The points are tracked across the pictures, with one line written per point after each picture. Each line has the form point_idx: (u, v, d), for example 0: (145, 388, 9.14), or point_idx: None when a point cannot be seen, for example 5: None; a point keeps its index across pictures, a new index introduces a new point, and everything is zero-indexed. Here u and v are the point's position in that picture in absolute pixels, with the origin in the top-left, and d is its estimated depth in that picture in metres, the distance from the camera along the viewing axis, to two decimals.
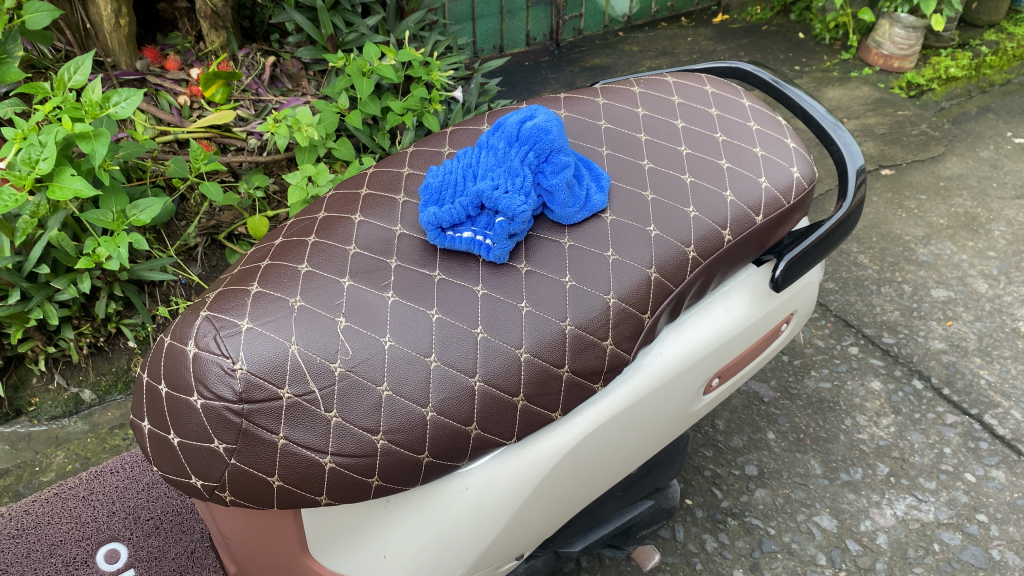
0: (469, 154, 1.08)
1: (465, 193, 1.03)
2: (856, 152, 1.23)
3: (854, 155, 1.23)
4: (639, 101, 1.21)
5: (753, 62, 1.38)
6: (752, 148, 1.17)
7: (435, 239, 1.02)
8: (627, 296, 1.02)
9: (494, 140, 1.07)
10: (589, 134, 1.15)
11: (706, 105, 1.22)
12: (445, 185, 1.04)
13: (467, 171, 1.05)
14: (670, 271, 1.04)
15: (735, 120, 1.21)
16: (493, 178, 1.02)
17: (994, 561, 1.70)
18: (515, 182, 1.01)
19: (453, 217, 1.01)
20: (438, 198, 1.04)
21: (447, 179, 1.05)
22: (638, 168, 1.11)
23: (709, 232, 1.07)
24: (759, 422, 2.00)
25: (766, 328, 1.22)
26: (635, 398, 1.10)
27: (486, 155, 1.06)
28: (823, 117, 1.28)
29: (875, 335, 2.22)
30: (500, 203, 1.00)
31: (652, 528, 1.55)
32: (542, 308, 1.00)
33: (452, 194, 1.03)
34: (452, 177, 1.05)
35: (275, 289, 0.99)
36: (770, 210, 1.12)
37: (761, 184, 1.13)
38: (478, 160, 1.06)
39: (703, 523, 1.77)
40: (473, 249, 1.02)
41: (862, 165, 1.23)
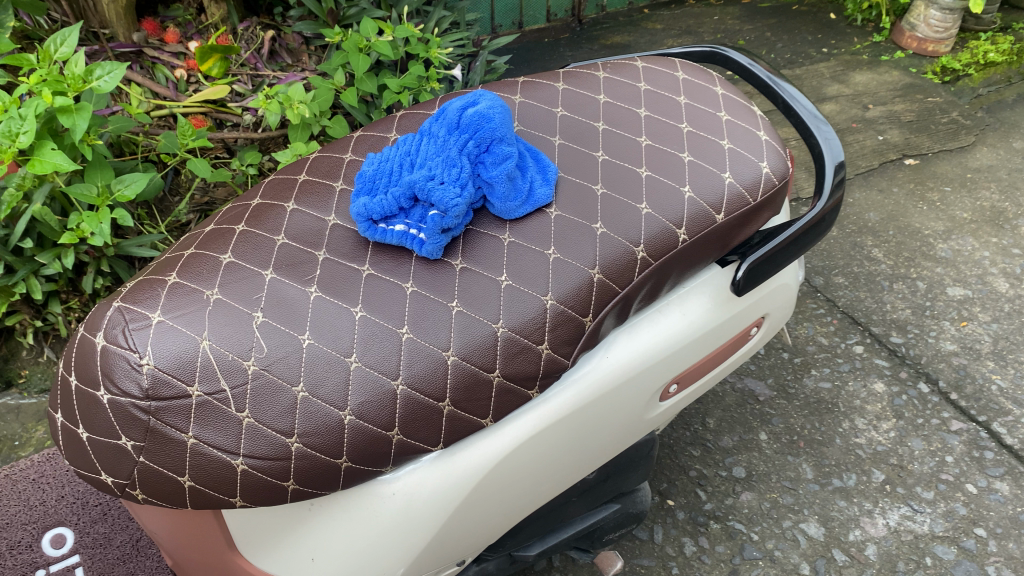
0: (411, 140, 1.02)
1: (398, 183, 0.97)
2: (838, 146, 1.15)
3: (835, 150, 1.15)
4: (602, 86, 1.14)
5: (736, 47, 1.30)
6: (720, 141, 1.09)
7: (366, 232, 0.97)
8: (567, 298, 0.96)
9: (437, 125, 1.01)
10: (543, 121, 1.08)
11: (674, 93, 1.14)
12: (380, 174, 0.99)
13: (405, 159, 0.99)
14: (616, 272, 0.98)
15: (704, 109, 1.13)
16: (431, 168, 0.96)
17: None
18: (451, 173, 0.95)
19: (385, 209, 0.95)
20: (371, 189, 0.98)
21: (383, 168, 0.99)
22: (591, 160, 1.04)
23: (661, 230, 1.00)
24: (752, 422, 1.92)
25: (730, 333, 1.15)
26: (578, 404, 1.04)
27: (427, 142, 1.00)
28: (807, 111, 1.20)
29: (883, 334, 2.12)
30: (432, 195, 0.94)
31: (622, 532, 1.49)
32: (474, 308, 0.94)
33: (386, 184, 0.98)
34: (389, 165, 1.00)
35: (193, 280, 0.94)
36: (734, 208, 1.05)
37: (724, 179, 1.05)
38: (417, 148, 1.00)
39: (684, 526, 1.71)
40: (406, 243, 0.96)
41: (843, 161, 1.15)
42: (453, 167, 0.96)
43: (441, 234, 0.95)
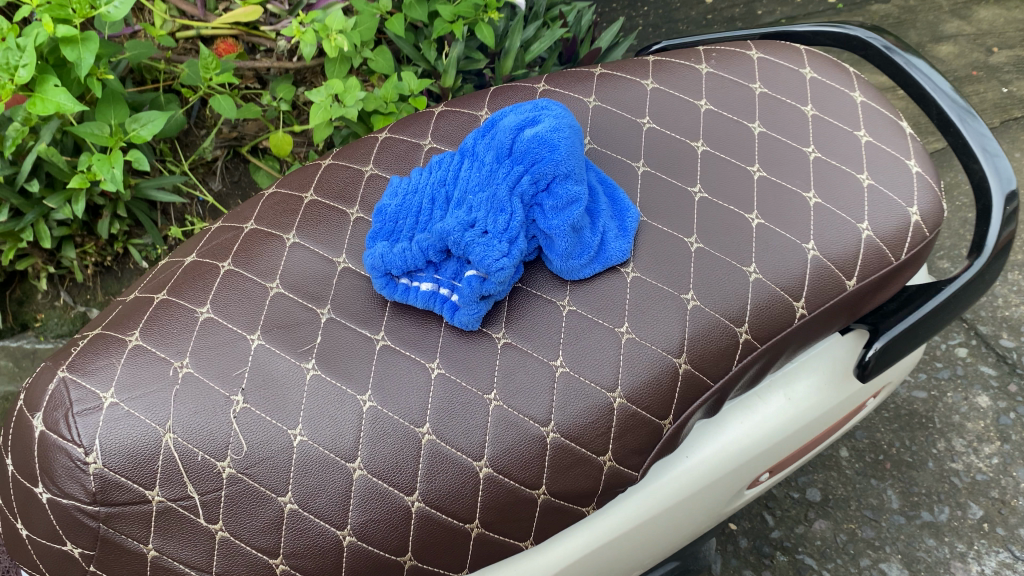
0: (449, 163, 0.78)
1: (427, 229, 0.74)
2: (1007, 170, 0.86)
3: (1006, 176, 0.86)
4: (705, 87, 0.87)
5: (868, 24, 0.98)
6: (857, 175, 0.82)
7: (382, 289, 0.74)
8: (642, 395, 0.73)
9: (483, 144, 0.76)
10: (624, 137, 0.82)
11: (798, 100, 0.87)
12: (405, 211, 0.76)
13: (438, 190, 0.76)
14: (708, 361, 0.74)
15: (838, 124, 0.85)
16: (470, 209, 0.73)
17: None
18: (497, 220, 0.72)
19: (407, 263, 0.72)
20: (391, 231, 0.75)
21: (410, 200, 0.76)
22: (685, 197, 0.79)
23: (772, 303, 0.76)
24: None
25: (845, 413, 0.90)
26: (652, 514, 0.80)
27: (469, 168, 0.76)
28: (950, 99, 0.90)
29: (991, 335, 1.78)
30: (470, 249, 0.71)
31: None
32: (519, 404, 0.72)
33: (411, 224, 0.75)
34: (418, 196, 0.76)
35: (160, 343, 0.73)
36: (869, 270, 0.79)
37: (861, 232, 0.80)
38: (455, 177, 0.76)
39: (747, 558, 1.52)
40: (432, 306, 0.74)
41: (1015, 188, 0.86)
42: (499, 211, 0.72)
43: (479, 301, 0.72)
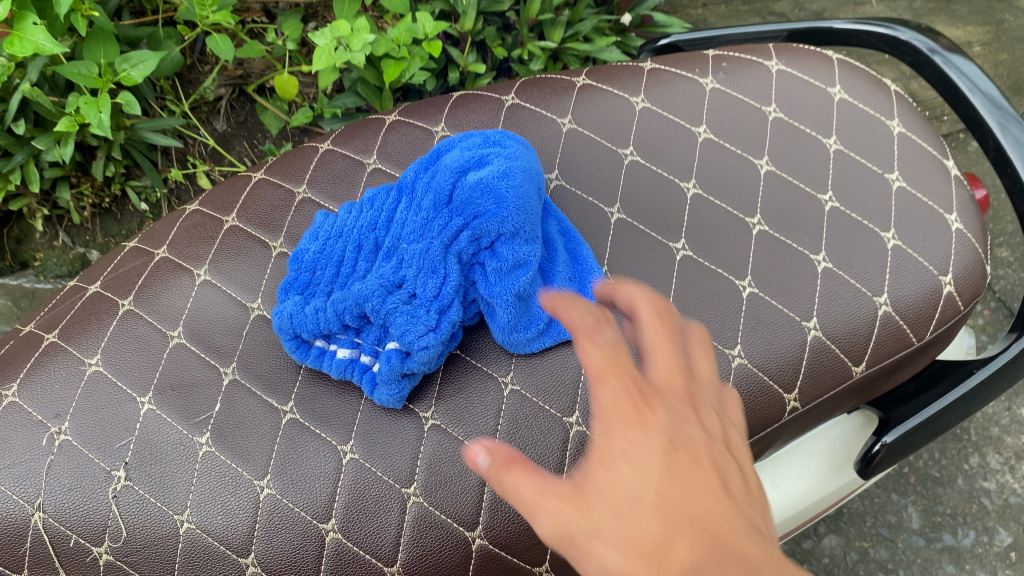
0: (382, 201, 0.65)
1: (347, 288, 0.62)
2: None
3: None
4: (707, 108, 0.72)
5: (922, 27, 0.80)
6: (882, 233, 0.67)
7: (292, 353, 0.63)
8: None
9: (422, 183, 0.64)
10: (600, 173, 0.68)
11: (820, 130, 0.71)
12: (324, 260, 0.64)
13: (366, 237, 0.64)
14: None
15: (865, 164, 0.70)
16: (397, 266, 0.61)
17: None
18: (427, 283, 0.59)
19: (319, 327, 0.61)
20: (306, 283, 0.64)
21: (334, 246, 0.64)
22: (663, 255, 0.65)
23: (759, 396, 0.63)
24: None
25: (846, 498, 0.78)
26: None
27: (404, 212, 0.64)
28: (998, 117, 0.74)
29: None
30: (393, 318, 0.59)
31: None
32: (442, 503, 0.61)
33: (332, 278, 0.63)
34: (343, 241, 0.64)
35: (39, 400, 0.64)
36: (882, 353, 0.66)
37: (877, 307, 0.65)
38: (387, 220, 0.64)
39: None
40: (349, 377, 0.62)
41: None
42: (431, 273, 0.60)
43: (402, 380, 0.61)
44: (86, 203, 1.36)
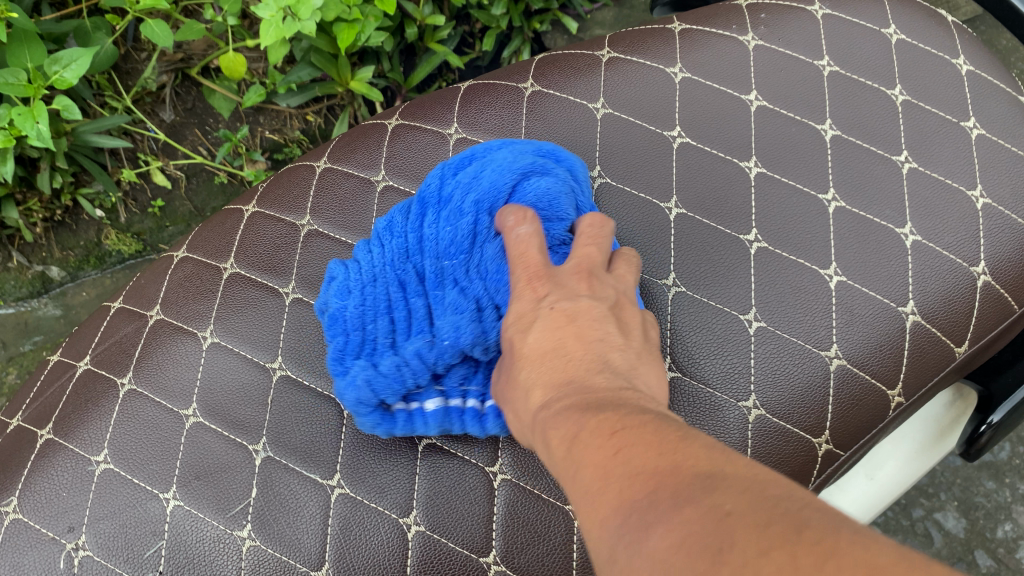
0: (417, 219, 0.55)
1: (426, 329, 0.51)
2: None
3: None
4: (753, 71, 0.63)
5: None
6: (969, 191, 0.60)
7: (373, 426, 0.52)
8: None
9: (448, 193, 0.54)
10: (647, 163, 0.60)
11: (882, 81, 0.63)
12: (381, 305, 0.53)
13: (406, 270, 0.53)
14: None
15: (938, 113, 0.62)
16: (462, 291, 0.50)
17: None
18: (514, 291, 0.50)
19: (406, 384, 0.50)
20: (360, 343, 0.52)
21: (372, 293, 0.53)
22: (735, 251, 0.57)
23: (863, 397, 0.55)
24: None
25: None
26: None
27: (438, 229, 0.53)
28: None
29: None
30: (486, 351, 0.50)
31: None
32: (528, 569, 0.53)
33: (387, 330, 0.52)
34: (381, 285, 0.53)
35: (47, 512, 0.55)
36: (986, 326, 0.59)
37: (975, 276, 0.58)
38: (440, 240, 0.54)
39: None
40: (448, 429, 0.53)
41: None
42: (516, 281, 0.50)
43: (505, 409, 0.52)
44: (35, 220, 1.14)
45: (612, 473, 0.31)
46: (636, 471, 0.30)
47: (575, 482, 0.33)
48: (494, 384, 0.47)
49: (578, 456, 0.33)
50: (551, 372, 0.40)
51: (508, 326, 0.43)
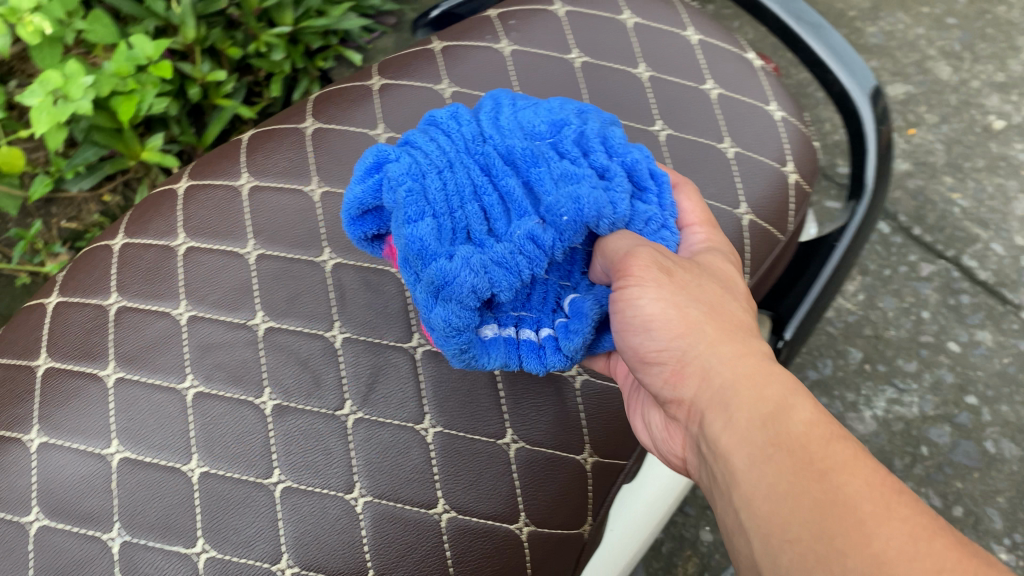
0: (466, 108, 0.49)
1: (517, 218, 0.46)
2: (864, 68, 0.73)
3: (862, 74, 0.73)
4: (513, 73, 0.68)
5: None
6: (719, 145, 0.67)
7: (452, 340, 0.44)
8: (548, 515, 0.58)
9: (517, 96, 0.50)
10: None
11: (627, 62, 0.70)
12: (451, 192, 0.45)
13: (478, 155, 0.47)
14: (614, 438, 0.60)
15: (680, 82, 0.69)
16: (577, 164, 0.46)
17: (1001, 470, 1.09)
18: (645, 180, 0.49)
19: (520, 277, 0.44)
20: (447, 232, 0.45)
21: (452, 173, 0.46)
22: None
23: None
24: None
25: None
26: None
27: (511, 119, 0.48)
28: None
29: None
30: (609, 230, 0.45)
31: None
32: None
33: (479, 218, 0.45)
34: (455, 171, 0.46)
35: None
36: (761, 255, 0.66)
37: (740, 217, 0.65)
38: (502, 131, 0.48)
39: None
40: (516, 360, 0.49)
41: (876, 85, 0.73)
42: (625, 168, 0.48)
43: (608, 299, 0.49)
44: None
45: (907, 511, 0.35)
46: (906, 495, 0.36)
47: (827, 483, 0.36)
48: (665, 264, 0.44)
49: (831, 446, 0.37)
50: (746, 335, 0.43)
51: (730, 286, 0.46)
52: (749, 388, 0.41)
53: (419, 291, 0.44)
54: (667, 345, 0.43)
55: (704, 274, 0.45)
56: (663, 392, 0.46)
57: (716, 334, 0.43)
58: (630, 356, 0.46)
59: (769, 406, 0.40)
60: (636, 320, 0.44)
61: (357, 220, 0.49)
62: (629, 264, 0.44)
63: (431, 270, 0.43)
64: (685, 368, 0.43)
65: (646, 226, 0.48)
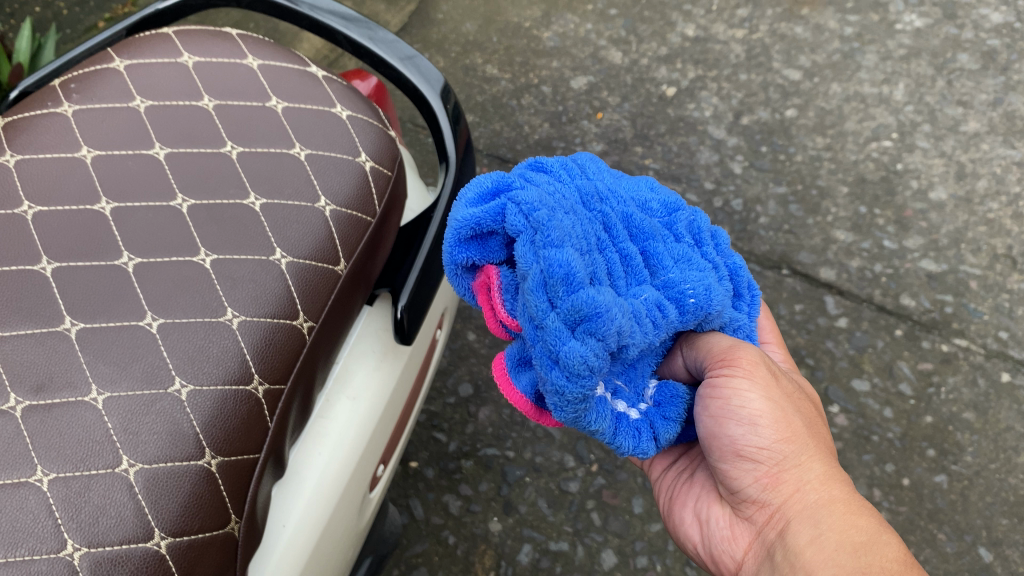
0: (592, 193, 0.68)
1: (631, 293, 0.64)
2: (430, 69, 0.90)
3: (429, 74, 0.89)
4: (78, 132, 0.72)
5: None
6: (290, 151, 0.74)
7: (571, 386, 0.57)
8: (185, 522, 0.60)
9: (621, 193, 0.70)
10: (9, 240, 0.65)
11: (190, 97, 0.75)
12: (580, 237, 0.61)
13: (598, 212, 0.67)
14: (237, 435, 0.64)
15: (244, 104, 0.76)
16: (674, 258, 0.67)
17: (825, 330, 1.44)
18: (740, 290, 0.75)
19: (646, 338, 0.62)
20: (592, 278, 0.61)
21: (578, 220, 0.63)
22: (115, 275, 0.65)
23: (272, 333, 0.67)
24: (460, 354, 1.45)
25: (416, 368, 0.88)
26: None
27: (621, 195, 0.70)
28: (339, 17, 0.90)
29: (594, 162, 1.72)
30: (717, 307, 0.66)
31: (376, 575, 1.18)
32: None
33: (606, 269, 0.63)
34: (578, 218, 0.63)
35: None
36: (352, 241, 0.73)
37: (322, 210, 0.72)
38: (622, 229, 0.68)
39: (447, 518, 1.28)
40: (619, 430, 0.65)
41: (443, 82, 0.90)
42: (730, 270, 0.74)
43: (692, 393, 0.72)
44: None
45: None
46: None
47: None
48: (767, 373, 0.70)
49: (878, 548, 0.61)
50: (826, 459, 0.68)
51: (815, 416, 0.72)
52: (839, 512, 0.64)
53: (555, 319, 0.56)
54: (767, 444, 0.67)
55: (798, 399, 0.71)
56: (752, 484, 0.68)
57: (804, 449, 0.67)
58: (725, 444, 0.68)
59: (861, 537, 0.62)
60: (741, 411, 0.67)
61: (463, 245, 0.64)
62: (736, 359, 0.69)
63: (581, 298, 0.56)
64: (780, 466, 0.67)
65: (738, 329, 0.74)
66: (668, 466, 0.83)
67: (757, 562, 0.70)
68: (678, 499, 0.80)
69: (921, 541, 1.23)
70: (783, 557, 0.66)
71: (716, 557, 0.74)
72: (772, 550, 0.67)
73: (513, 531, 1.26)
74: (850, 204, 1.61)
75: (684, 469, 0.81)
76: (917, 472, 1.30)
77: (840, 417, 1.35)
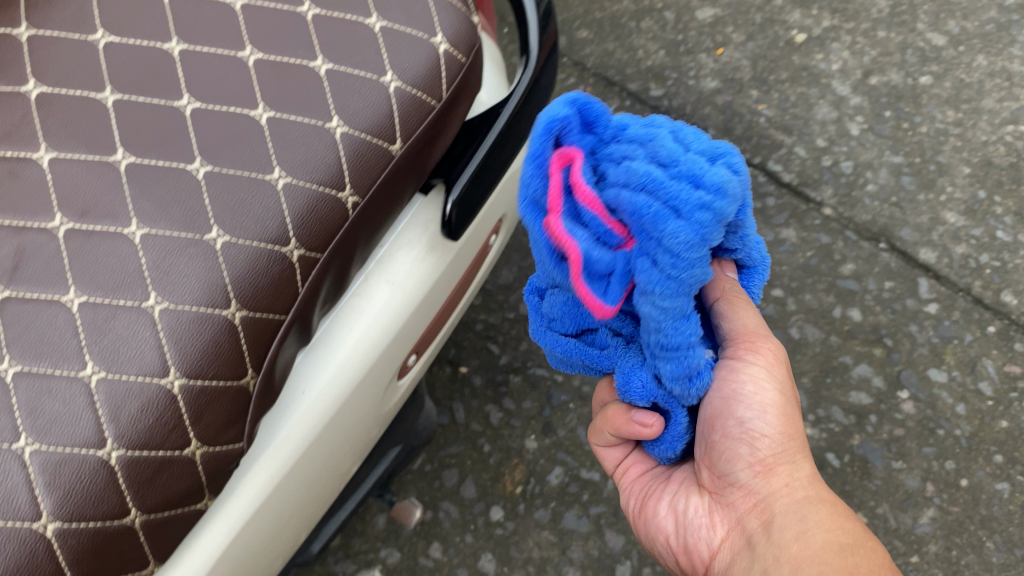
0: None
1: None
2: None
3: None
4: None
5: None
6: (365, 21, 0.72)
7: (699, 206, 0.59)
8: (202, 367, 0.61)
9: None
10: (80, 66, 0.66)
11: None
12: None
13: None
14: (265, 293, 0.64)
15: None
16: None
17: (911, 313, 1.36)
18: None
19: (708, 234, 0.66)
20: None
21: None
22: (172, 115, 0.65)
23: (315, 201, 0.66)
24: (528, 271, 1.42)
25: (461, 267, 0.86)
26: (302, 449, 0.72)
27: None
28: None
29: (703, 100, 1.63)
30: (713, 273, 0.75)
31: (404, 466, 1.20)
32: (57, 440, 0.56)
33: None
34: None
35: None
36: (411, 123, 0.71)
37: (386, 85, 0.70)
38: None
39: (486, 427, 1.29)
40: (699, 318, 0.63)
41: None
42: None
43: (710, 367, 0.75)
44: None
45: None
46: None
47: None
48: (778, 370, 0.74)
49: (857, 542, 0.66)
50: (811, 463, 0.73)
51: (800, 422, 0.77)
52: (822, 510, 0.68)
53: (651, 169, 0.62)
54: (768, 432, 0.72)
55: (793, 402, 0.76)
56: (743, 469, 0.72)
57: (799, 447, 0.72)
58: (731, 425, 0.72)
59: (846, 537, 0.66)
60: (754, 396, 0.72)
61: None
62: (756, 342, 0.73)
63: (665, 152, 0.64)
64: (776, 456, 0.71)
65: None
66: (646, 469, 0.86)
67: (733, 549, 0.73)
68: (652, 498, 0.83)
69: (966, 545, 1.18)
70: (764, 546, 0.69)
71: (690, 545, 0.78)
72: (753, 538, 0.70)
73: (547, 452, 1.25)
74: (969, 186, 1.48)
75: (661, 473, 0.84)
76: (978, 475, 1.23)
77: (907, 405, 1.29)
